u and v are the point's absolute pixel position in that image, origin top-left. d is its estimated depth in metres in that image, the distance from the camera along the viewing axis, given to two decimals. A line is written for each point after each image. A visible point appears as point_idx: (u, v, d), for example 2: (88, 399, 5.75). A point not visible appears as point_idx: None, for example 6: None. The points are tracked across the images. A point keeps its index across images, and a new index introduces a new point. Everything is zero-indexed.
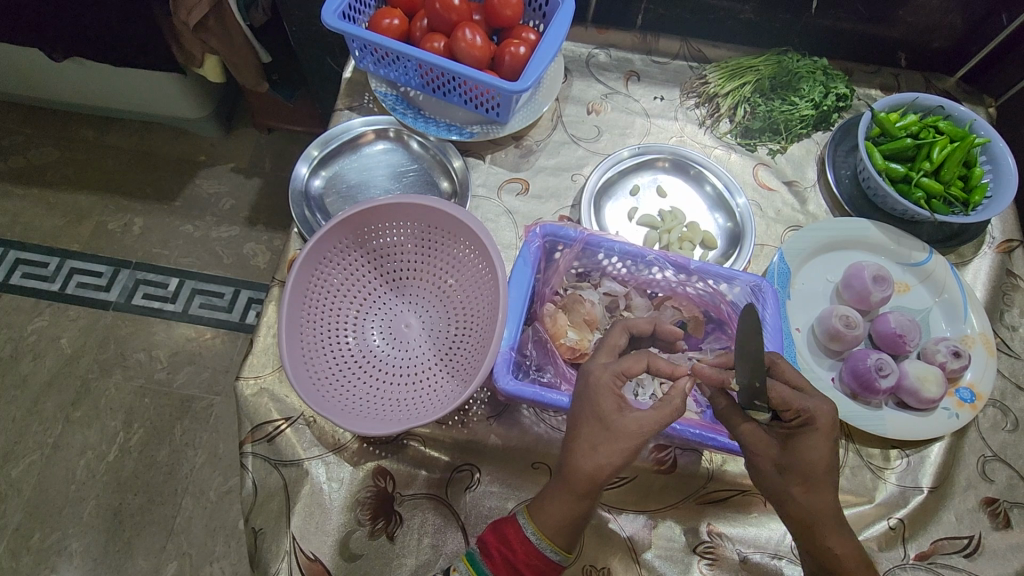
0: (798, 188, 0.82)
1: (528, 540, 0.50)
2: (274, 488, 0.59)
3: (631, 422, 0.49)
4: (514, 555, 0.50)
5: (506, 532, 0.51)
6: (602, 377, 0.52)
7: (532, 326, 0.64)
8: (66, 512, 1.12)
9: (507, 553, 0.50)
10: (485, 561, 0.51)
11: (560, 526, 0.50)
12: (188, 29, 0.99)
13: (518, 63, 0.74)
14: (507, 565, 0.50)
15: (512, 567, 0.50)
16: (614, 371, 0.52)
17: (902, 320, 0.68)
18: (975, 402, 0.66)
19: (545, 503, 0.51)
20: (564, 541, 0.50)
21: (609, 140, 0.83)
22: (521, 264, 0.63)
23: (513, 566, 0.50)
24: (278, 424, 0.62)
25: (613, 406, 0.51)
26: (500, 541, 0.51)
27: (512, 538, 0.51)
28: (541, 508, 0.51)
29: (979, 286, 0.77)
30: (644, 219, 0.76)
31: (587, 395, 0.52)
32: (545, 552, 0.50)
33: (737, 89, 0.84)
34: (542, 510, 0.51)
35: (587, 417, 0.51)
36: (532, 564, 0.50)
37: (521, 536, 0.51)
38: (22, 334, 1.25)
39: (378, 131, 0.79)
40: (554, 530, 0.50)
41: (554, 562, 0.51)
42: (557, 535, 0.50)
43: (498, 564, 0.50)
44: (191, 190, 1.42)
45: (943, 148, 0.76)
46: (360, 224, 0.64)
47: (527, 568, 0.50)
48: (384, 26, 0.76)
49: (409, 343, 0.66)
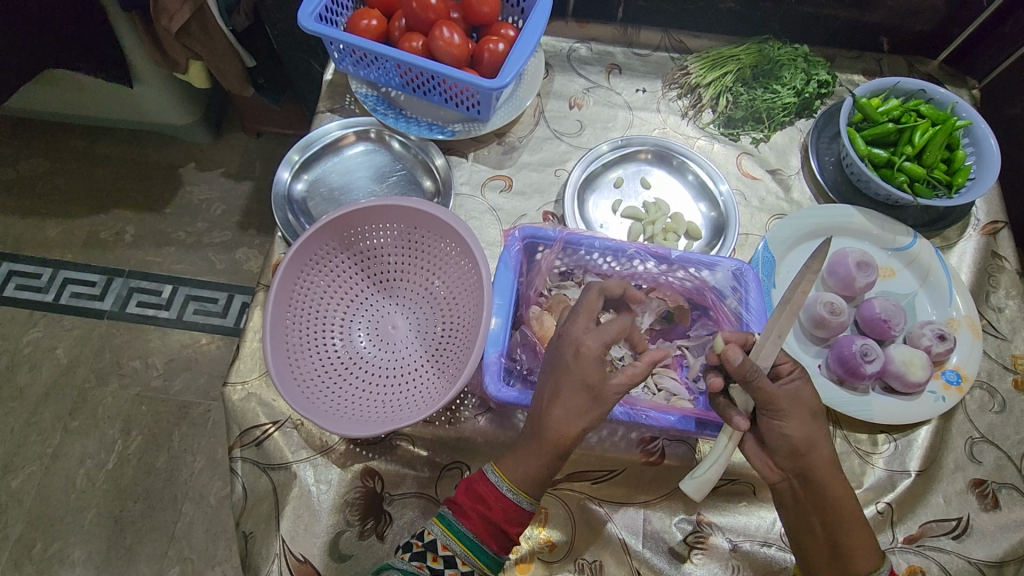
0: (782, 177, 0.81)
1: (504, 496, 0.50)
2: (263, 492, 0.59)
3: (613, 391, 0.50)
4: (488, 508, 0.51)
5: (480, 492, 0.51)
6: (593, 346, 0.51)
7: (520, 330, 0.64)
8: (67, 520, 1.13)
9: (483, 511, 0.51)
10: (462, 521, 0.50)
11: (534, 478, 0.50)
12: (170, 35, 0.99)
13: (498, 60, 0.75)
14: (484, 522, 0.50)
15: (490, 524, 0.50)
16: (604, 341, 0.52)
17: (886, 305, 0.68)
18: (961, 384, 0.67)
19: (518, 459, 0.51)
20: (537, 492, 0.51)
21: (591, 134, 0.83)
22: (502, 269, 0.63)
23: (490, 523, 0.50)
24: (265, 429, 0.62)
25: (600, 374, 0.51)
26: (475, 499, 0.51)
27: (486, 494, 0.51)
28: (510, 462, 0.51)
29: (964, 269, 0.77)
30: (628, 212, 0.76)
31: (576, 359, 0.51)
32: (521, 504, 0.51)
33: (718, 79, 0.84)
34: (513, 465, 0.51)
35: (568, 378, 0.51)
36: (507, 517, 0.51)
37: (492, 488, 0.51)
38: (17, 345, 1.26)
39: (358, 133, 0.79)
40: (531, 486, 0.51)
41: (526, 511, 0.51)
42: (527, 486, 0.51)
43: (476, 521, 0.50)
44: (181, 196, 1.42)
45: (924, 131, 0.75)
46: (345, 227, 0.64)
47: (506, 523, 0.51)
48: (361, 27, 0.75)
49: (395, 345, 0.66)
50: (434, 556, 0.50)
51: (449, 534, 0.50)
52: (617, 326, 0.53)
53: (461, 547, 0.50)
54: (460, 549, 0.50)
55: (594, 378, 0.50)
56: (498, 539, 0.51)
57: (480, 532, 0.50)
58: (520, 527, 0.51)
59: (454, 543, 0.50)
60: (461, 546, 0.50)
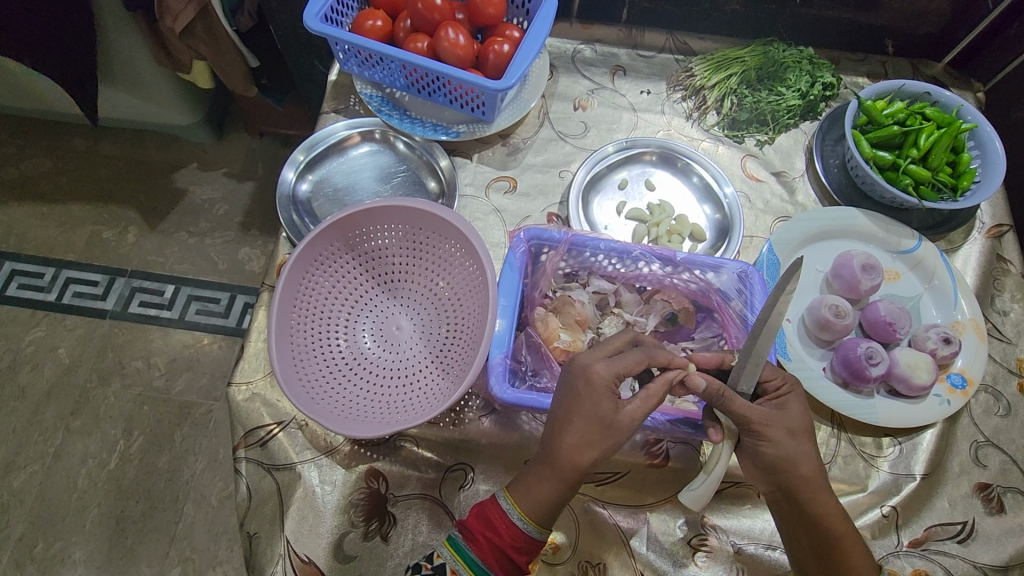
0: (786, 179, 0.81)
1: (514, 524, 0.50)
2: (267, 492, 0.59)
3: (627, 419, 0.51)
4: (499, 535, 0.50)
5: (491, 517, 0.51)
6: (604, 376, 0.52)
7: (525, 331, 0.64)
8: (68, 520, 1.13)
9: (491, 536, 0.50)
10: (470, 546, 0.50)
11: (546, 507, 0.50)
12: (174, 35, 1.00)
13: (503, 61, 0.75)
14: (494, 550, 0.50)
15: (501, 551, 0.50)
16: (615, 371, 0.52)
17: (892, 307, 0.68)
18: (966, 388, 0.66)
19: (528, 488, 0.51)
20: (548, 521, 0.51)
21: (596, 135, 0.83)
22: (508, 270, 0.62)
23: (500, 550, 0.50)
24: (270, 429, 0.62)
25: (612, 406, 0.51)
26: (485, 526, 0.51)
27: (496, 522, 0.51)
28: (522, 490, 0.51)
29: (969, 272, 0.77)
30: (633, 213, 0.76)
31: (590, 394, 0.51)
32: (529, 533, 0.50)
33: (723, 81, 0.84)
34: (525, 492, 0.51)
35: (577, 399, 0.52)
36: (519, 547, 0.50)
37: (504, 516, 0.51)
38: (20, 344, 1.26)
39: (363, 134, 0.78)
40: (541, 514, 0.50)
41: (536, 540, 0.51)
42: (539, 516, 0.51)
43: (485, 548, 0.50)
44: (184, 196, 1.42)
45: (930, 134, 0.75)
46: (350, 227, 0.64)
47: (514, 550, 0.50)
48: (367, 28, 0.76)
49: (400, 345, 0.66)
50: None
51: (457, 559, 0.50)
52: (631, 359, 0.53)
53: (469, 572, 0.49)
54: None
55: (604, 408, 0.51)
56: (505, 566, 0.50)
57: (487, 558, 0.50)
58: (527, 555, 0.51)
59: (461, 568, 0.49)
60: (468, 572, 0.49)
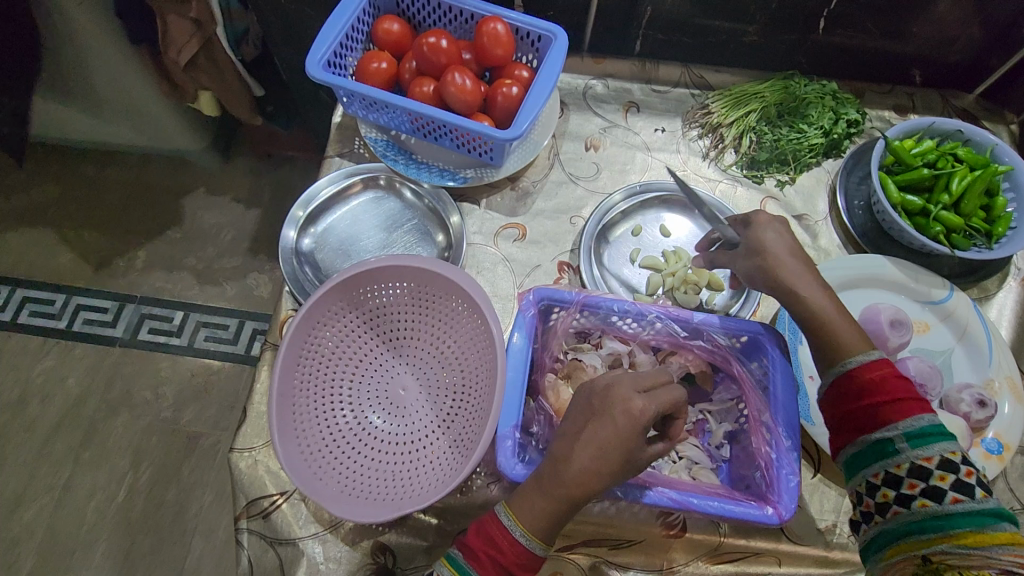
0: (808, 223, 0.78)
1: (518, 542, 0.47)
2: (270, 567, 0.58)
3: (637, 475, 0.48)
4: (500, 552, 0.47)
5: (492, 535, 0.48)
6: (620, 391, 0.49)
7: (536, 400, 0.62)
8: (79, 554, 1.14)
9: (494, 554, 0.47)
10: (471, 565, 0.47)
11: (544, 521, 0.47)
12: (179, 68, 0.98)
13: (511, 104, 0.72)
14: (497, 568, 0.47)
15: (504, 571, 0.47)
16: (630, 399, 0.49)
17: (922, 366, 0.65)
18: (1002, 453, 0.62)
19: (528, 499, 0.48)
20: (551, 536, 0.48)
21: (608, 177, 0.80)
22: (516, 336, 0.59)
23: (503, 569, 0.47)
24: (273, 499, 0.60)
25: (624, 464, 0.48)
26: (485, 543, 0.48)
27: (497, 539, 0.48)
28: (523, 503, 0.48)
29: (1003, 323, 0.73)
30: (647, 261, 0.73)
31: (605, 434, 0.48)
32: (533, 550, 0.47)
33: (741, 119, 0.80)
34: (525, 506, 0.48)
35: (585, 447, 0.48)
36: (522, 565, 0.47)
37: (504, 530, 0.48)
38: (30, 374, 1.26)
39: (365, 181, 0.76)
40: (542, 527, 0.47)
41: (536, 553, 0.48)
42: (542, 530, 0.47)
43: (486, 567, 0.47)
44: (192, 221, 1.41)
45: (962, 178, 0.71)
46: (354, 287, 0.62)
47: (514, 564, 0.47)
48: (372, 70, 0.73)
49: (406, 408, 0.64)
50: None
51: None
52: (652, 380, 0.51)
53: None
54: None
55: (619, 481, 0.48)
56: None
57: None
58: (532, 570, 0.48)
59: None
60: None
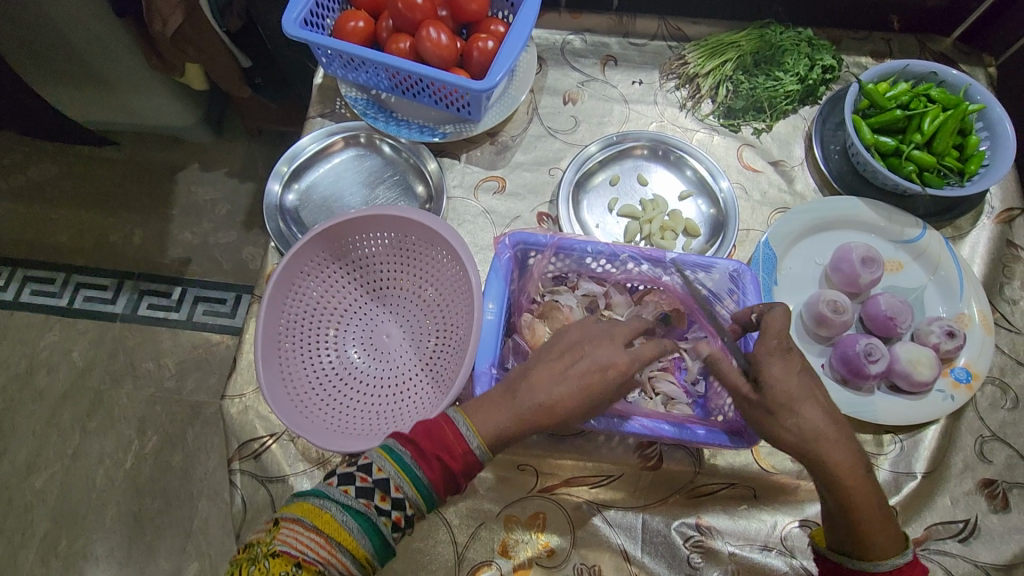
0: (785, 168, 0.79)
1: (470, 448, 0.47)
2: (262, 505, 0.60)
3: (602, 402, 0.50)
4: (448, 454, 0.47)
5: (445, 438, 0.47)
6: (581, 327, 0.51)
7: (512, 338, 0.63)
8: (91, 518, 1.17)
9: (443, 457, 0.47)
10: (419, 464, 0.46)
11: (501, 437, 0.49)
12: (165, 38, 0.99)
13: (487, 58, 0.73)
14: (442, 469, 0.47)
15: (448, 472, 0.47)
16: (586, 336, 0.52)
17: (893, 301, 0.66)
18: (971, 382, 0.65)
19: (484, 409, 0.49)
20: (497, 448, 0.49)
21: (586, 130, 0.81)
22: (494, 277, 0.62)
23: (448, 472, 0.47)
24: (264, 441, 0.63)
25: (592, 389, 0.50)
26: (436, 443, 0.47)
27: (449, 440, 0.47)
28: (481, 412, 0.49)
29: (976, 261, 0.74)
30: (625, 210, 0.75)
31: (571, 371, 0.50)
32: (480, 457, 0.48)
33: (717, 68, 0.81)
34: (482, 415, 0.49)
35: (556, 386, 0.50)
36: (466, 470, 0.48)
37: (457, 432, 0.48)
38: (35, 349, 1.29)
39: (347, 138, 0.78)
40: (494, 439, 0.48)
41: (480, 461, 0.48)
42: (492, 439, 0.48)
43: (433, 467, 0.47)
44: (186, 198, 1.42)
45: (934, 118, 0.72)
46: (335, 237, 0.64)
47: (460, 469, 0.48)
48: (349, 29, 0.74)
49: (389, 353, 0.66)
50: (383, 496, 0.45)
51: (402, 475, 0.46)
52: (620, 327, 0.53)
53: (414, 490, 0.46)
54: (410, 493, 0.46)
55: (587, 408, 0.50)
56: (447, 487, 0.48)
57: (434, 477, 0.47)
58: (470, 478, 0.49)
59: (406, 485, 0.46)
60: (413, 490, 0.46)
